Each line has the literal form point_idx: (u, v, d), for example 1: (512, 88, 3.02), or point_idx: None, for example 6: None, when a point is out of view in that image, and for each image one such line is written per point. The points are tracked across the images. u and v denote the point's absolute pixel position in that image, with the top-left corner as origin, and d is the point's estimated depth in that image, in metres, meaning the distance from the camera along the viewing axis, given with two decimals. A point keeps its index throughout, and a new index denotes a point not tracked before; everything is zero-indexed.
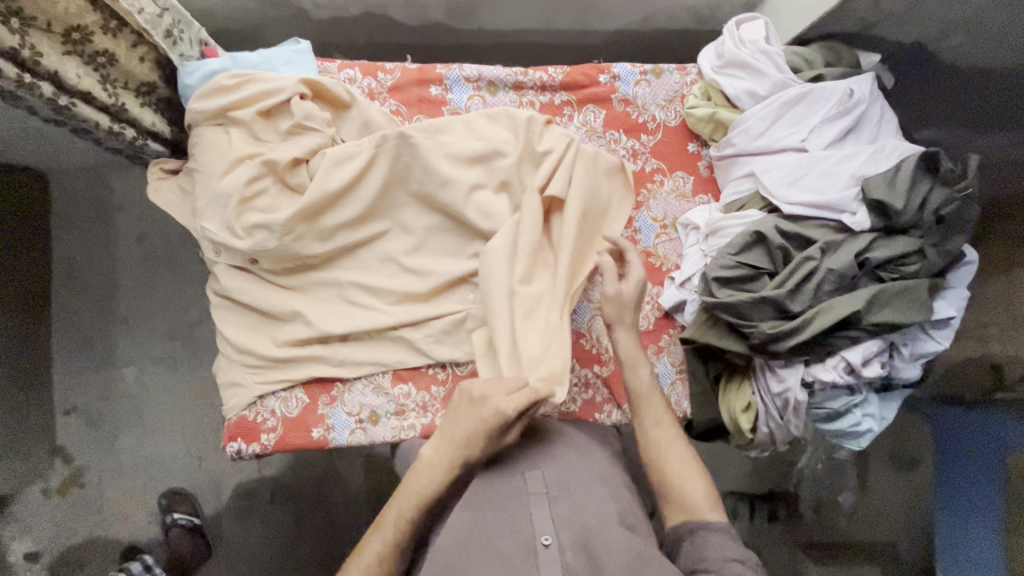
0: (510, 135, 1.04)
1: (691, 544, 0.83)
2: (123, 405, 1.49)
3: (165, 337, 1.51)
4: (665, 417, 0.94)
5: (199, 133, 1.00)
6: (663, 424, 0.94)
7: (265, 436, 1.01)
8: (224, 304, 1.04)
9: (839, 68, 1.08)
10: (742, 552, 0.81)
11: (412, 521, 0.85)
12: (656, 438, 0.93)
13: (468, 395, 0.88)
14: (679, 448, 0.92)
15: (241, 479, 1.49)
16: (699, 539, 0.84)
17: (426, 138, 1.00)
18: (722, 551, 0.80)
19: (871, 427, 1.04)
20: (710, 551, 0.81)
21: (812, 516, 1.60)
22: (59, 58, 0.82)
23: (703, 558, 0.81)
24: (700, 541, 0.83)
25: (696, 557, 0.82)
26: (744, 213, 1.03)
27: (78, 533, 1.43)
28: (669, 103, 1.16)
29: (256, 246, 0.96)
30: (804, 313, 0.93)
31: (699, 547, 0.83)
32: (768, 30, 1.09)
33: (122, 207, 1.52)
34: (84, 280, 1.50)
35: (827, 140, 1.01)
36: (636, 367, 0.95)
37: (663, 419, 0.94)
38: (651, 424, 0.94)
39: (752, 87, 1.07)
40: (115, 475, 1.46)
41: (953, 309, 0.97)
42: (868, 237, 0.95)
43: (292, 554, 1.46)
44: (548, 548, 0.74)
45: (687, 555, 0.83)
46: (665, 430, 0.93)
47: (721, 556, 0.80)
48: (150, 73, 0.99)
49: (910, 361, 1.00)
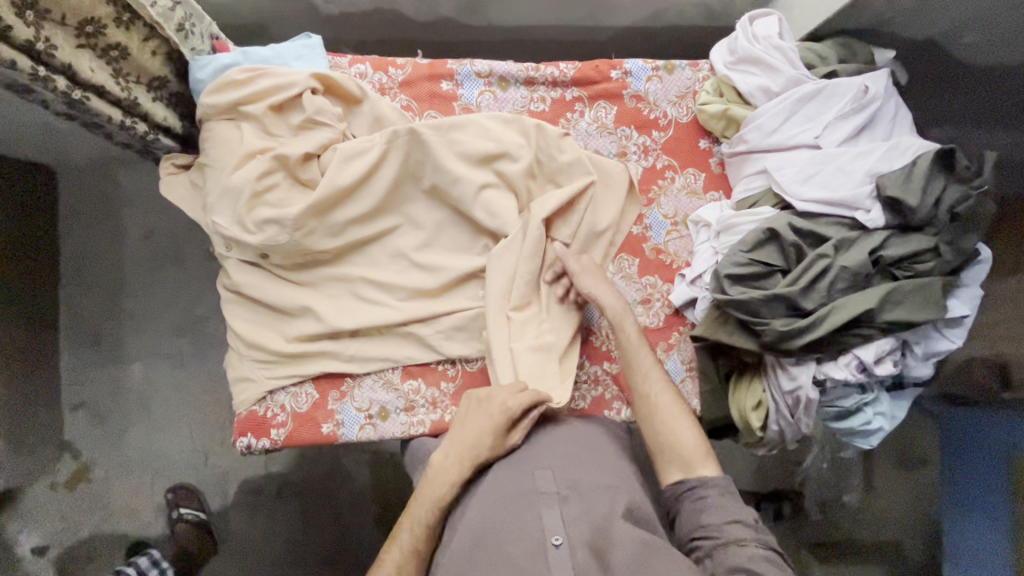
0: (522, 139, 1.03)
1: (690, 506, 0.88)
2: (130, 400, 1.49)
3: (172, 332, 1.52)
4: (654, 369, 0.98)
5: (211, 128, 1.00)
6: (652, 377, 0.97)
7: (275, 431, 1.01)
8: (234, 300, 1.04)
9: (854, 64, 1.07)
10: (740, 510, 0.85)
11: (426, 515, 0.86)
12: (646, 393, 0.96)
13: (476, 397, 0.92)
14: (665, 403, 0.95)
15: (247, 474, 1.49)
16: (698, 504, 0.88)
17: (433, 137, 0.99)
18: (721, 514, 0.85)
19: (882, 426, 1.04)
20: (709, 516, 0.85)
21: (817, 516, 1.62)
22: (72, 51, 0.82)
23: (703, 523, 0.85)
24: (699, 502, 0.88)
25: (697, 520, 0.86)
26: (756, 211, 1.03)
27: (85, 528, 1.43)
28: (680, 99, 1.15)
29: (268, 241, 0.96)
30: (817, 310, 0.93)
31: (698, 510, 0.87)
32: (782, 26, 1.09)
33: (129, 203, 1.52)
34: (91, 275, 1.50)
35: (840, 137, 1.01)
36: (625, 323, 1.00)
37: (650, 373, 0.98)
38: (639, 377, 0.97)
39: (765, 84, 1.06)
40: (123, 469, 1.46)
41: (966, 307, 0.97)
42: (881, 234, 0.95)
43: (299, 550, 1.46)
44: (559, 548, 0.76)
45: (687, 518, 0.87)
46: (653, 385, 0.97)
47: (721, 520, 0.84)
48: (161, 67, 0.98)
49: (922, 360, 1.00)
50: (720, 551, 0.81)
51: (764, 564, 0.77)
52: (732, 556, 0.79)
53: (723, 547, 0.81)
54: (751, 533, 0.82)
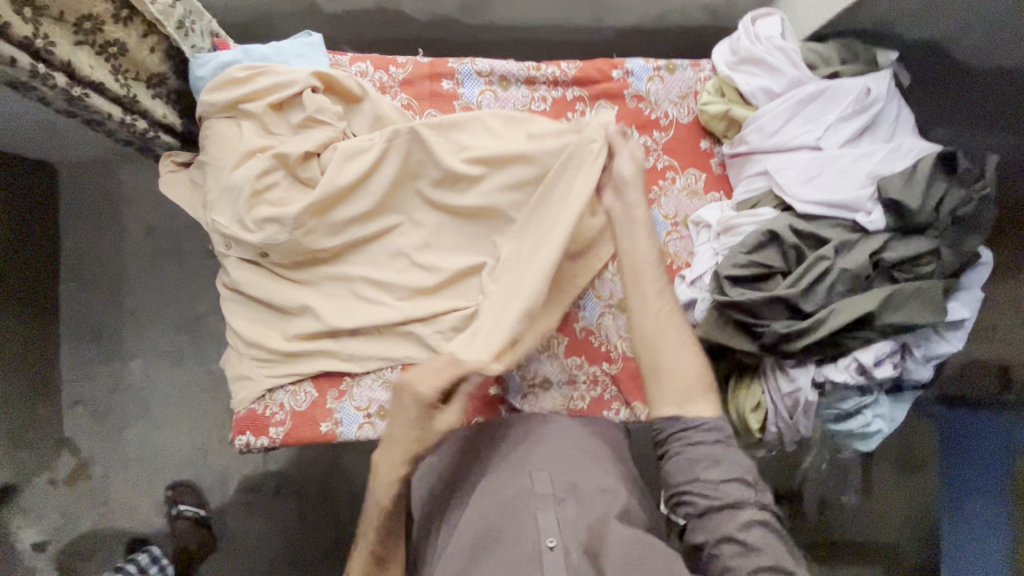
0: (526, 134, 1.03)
1: (684, 456, 0.86)
2: (131, 396, 1.49)
3: (172, 329, 1.52)
4: (665, 287, 0.96)
5: (210, 126, 1.00)
6: (662, 297, 0.96)
7: (274, 429, 1.01)
8: (233, 297, 1.04)
9: (856, 66, 1.07)
10: (738, 466, 0.84)
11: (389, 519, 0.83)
12: (654, 310, 0.95)
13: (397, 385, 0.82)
14: (670, 329, 0.94)
15: (246, 471, 1.49)
16: (694, 454, 0.86)
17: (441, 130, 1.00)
18: (718, 472, 0.83)
19: (881, 428, 1.04)
20: (706, 471, 0.84)
21: (817, 517, 1.58)
22: (71, 47, 0.82)
23: (698, 476, 0.84)
24: (694, 452, 0.86)
25: (691, 472, 0.85)
26: (757, 212, 1.02)
27: (84, 524, 1.44)
28: (681, 100, 1.15)
29: (267, 240, 0.96)
30: (817, 312, 0.93)
31: (693, 462, 0.85)
32: (785, 26, 1.09)
33: (131, 200, 1.52)
34: (92, 272, 1.50)
35: (842, 139, 1.00)
36: (647, 235, 0.97)
37: (661, 287, 0.96)
38: (652, 295, 0.95)
39: (766, 85, 1.06)
40: (123, 466, 1.47)
41: (966, 310, 0.97)
42: (882, 237, 0.95)
43: (298, 547, 1.47)
44: (553, 550, 0.75)
45: (681, 466, 0.86)
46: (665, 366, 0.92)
47: (717, 478, 0.83)
48: (160, 64, 0.98)
49: (922, 363, 1.00)
50: (714, 511, 0.80)
51: (760, 531, 0.78)
52: (724, 517, 0.79)
53: (718, 508, 0.80)
54: (748, 493, 0.81)
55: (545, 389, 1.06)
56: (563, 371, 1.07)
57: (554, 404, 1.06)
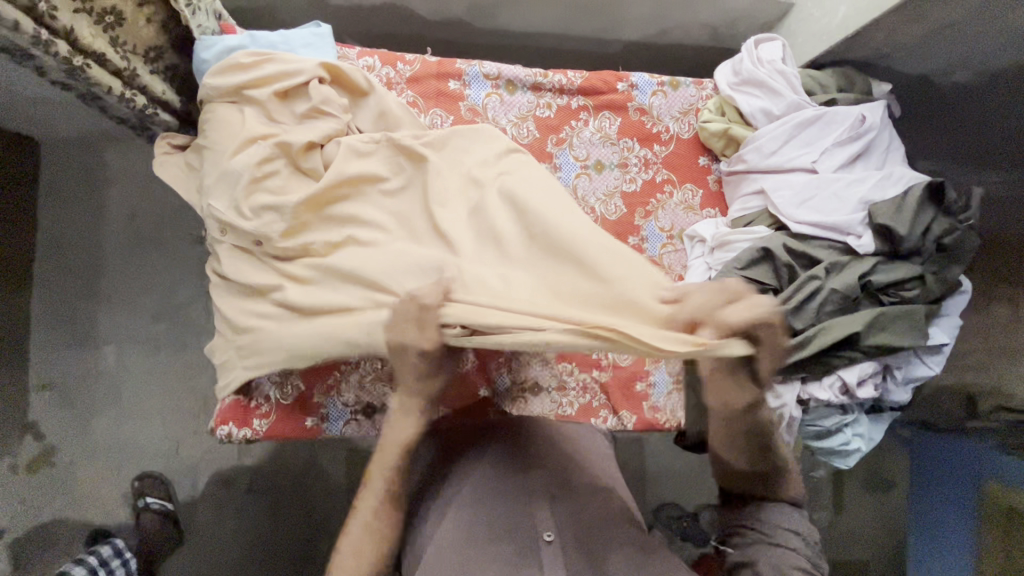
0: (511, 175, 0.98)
1: (759, 502, 0.80)
2: (101, 382, 1.44)
3: (149, 316, 1.48)
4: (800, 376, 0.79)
5: (212, 110, 0.99)
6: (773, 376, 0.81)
7: (259, 422, 0.99)
8: (223, 285, 1.01)
9: (849, 94, 1.11)
10: (803, 526, 0.77)
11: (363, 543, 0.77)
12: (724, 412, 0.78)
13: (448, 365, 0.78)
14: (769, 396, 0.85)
15: (218, 466, 1.45)
16: (762, 502, 0.80)
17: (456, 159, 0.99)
18: (786, 520, 0.77)
19: (860, 446, 1.06)
20: (770, 515, 0.78)
21: None
22: (70, 14, 0.79)
23: (762, 518, 0.78)
24: (771, 503, 0.79)
25: (758, 514, 0.78)
26: (752, 230, 1.05)
27: (41, 515, 1.37)
28: (683, 115, 1.18)
29: (263, 228, 0.93)
30: (806, 330, 0.95)
31: (770, 508, 0.78)
32: (786, 52, 1.12)
33: (115, 182, 1.49)
34: (67, 252, 1.46)
35: (837, 163, 1.04)
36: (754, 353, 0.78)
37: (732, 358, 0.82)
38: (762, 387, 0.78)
39: (766, 106, 1.09)
40: (87, 454, 1.41)
41: (945, 336, 1.00)
42: (872, 260, 0.98)
43: (266, 544, 1.43)
44: (551, 544, 0.75)
45: (751, 507, 0.80)
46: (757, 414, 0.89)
47: (780, 524, 0.76)
48: (156, 36, 0.96)
49: (901, 385, 1.02)
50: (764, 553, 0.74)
51: None
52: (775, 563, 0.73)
53: (769, 549, 0.75)
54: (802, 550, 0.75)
55: (535, 394, 1.06)
56: (553, 377, 1.07)
57: (543, 410, 1.06)
